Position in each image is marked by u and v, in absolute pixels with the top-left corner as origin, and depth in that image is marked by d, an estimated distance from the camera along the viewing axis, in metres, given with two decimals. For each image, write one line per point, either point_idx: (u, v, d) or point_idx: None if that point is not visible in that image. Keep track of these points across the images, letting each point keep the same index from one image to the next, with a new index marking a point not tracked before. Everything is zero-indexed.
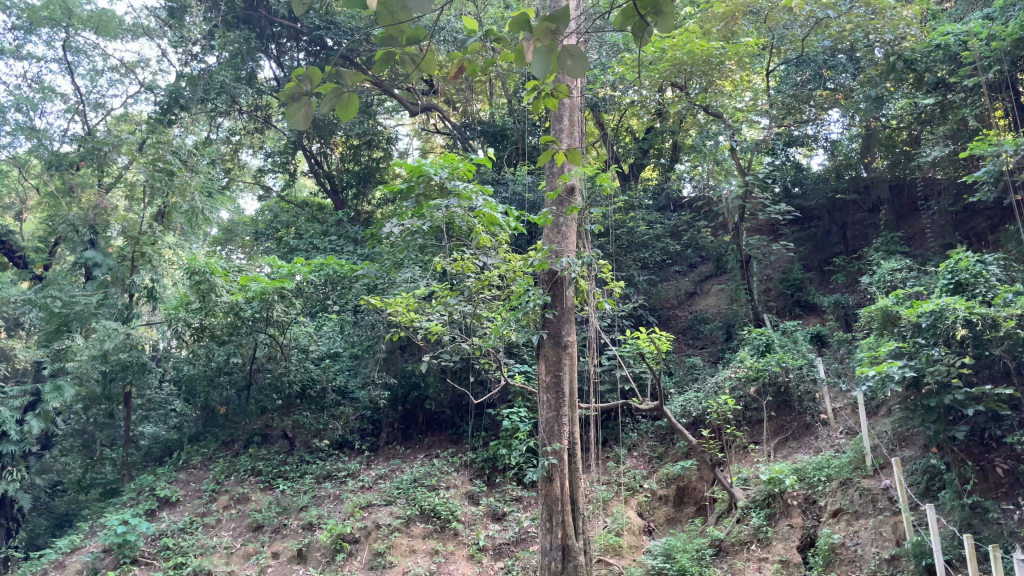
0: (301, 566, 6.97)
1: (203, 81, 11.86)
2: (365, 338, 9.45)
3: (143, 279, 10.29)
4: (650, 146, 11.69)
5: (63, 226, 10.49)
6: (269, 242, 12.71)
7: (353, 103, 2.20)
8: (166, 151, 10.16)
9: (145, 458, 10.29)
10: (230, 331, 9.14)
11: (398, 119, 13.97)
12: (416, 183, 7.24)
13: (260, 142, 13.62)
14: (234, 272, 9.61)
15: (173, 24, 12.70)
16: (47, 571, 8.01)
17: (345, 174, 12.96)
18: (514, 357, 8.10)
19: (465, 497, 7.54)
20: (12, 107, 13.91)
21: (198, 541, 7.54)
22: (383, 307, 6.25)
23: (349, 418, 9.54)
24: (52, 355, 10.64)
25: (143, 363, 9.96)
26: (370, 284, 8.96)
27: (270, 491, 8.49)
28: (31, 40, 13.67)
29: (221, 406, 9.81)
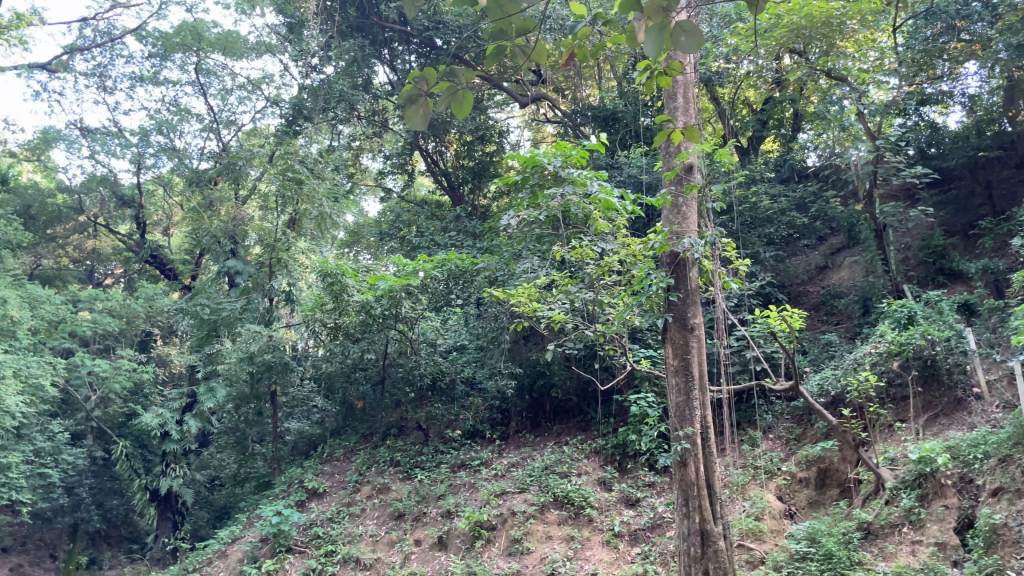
0: (442, 552, 7.20)
1: (323, 91, 12.44)
2: (489, 330, 9.60)
3: (281, 284, 10.73)
4: (770, 117, 11.25)
5: (207, 239, 11.27)
6: (393, 241, 13.13)
7: (467, 99, 2.25)
8: (294, 162, 10.68)
9: (293, 452, 10.99)
10: (363, 329, 9.52)
11: (508, 112, 14.09)
12: (530, 174, 7.43)
13: (378, 146, 14.06)
14: (363, 272, 10.00)
15: (293, 40, 13.28)
16: (212, 560, 8.68)
17: (460, 170, 13.18)
18: (638, 342, 8.09)
19: (597, 484, 7.50)
20: (154, 131, 15.02)
21: (345, 529, 7.96)
22: (506, 299, 6.40)
23: (479, 409, 9.63)
24: (205, 358, 11.45)
25: (286, 363, 10.57)
26: (491, 277, 9.01)
27: (408, 481, 8.78)
28: (166, 66, 14.72)
29: (357, 401, 10.40)
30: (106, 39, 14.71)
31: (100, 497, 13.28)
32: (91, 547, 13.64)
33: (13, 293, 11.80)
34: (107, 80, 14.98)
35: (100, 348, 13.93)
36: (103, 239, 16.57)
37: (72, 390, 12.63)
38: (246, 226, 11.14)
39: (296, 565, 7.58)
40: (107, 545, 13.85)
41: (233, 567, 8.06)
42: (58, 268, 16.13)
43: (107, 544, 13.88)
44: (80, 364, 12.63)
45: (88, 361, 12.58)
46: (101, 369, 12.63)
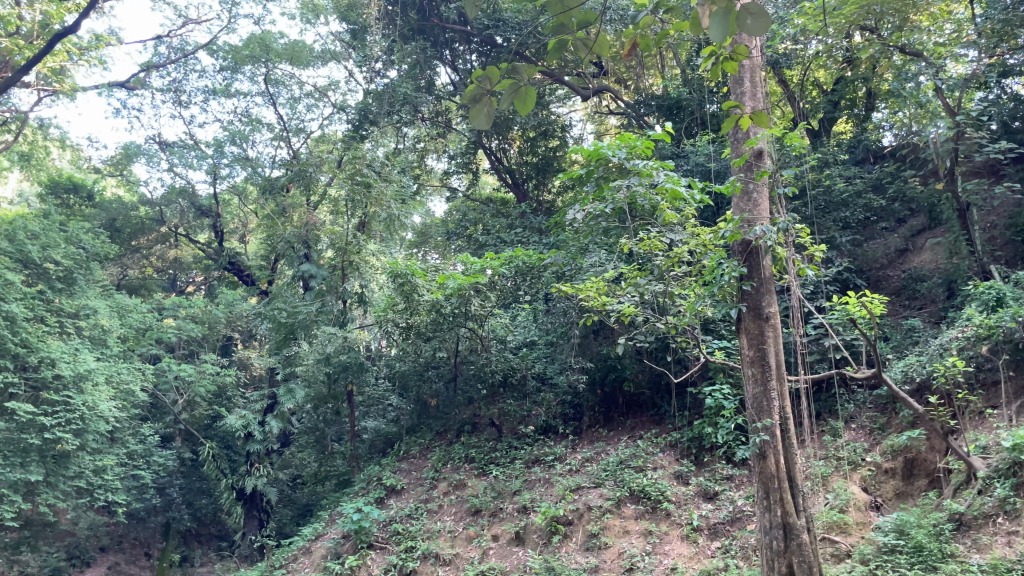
0: (520, 547, 7.23)
1: (388, 95, 12.70)
2: (558, 325, 9.52)
3: (353, 287, 11.01)
4: (841, 98, 10.92)
5: (281, 244, 11.60)
6: (460, 240, 13.26)
7: (531, 95, 2.25)
8: (362, 166, 10.93)
9: (370, 450, 11.22)
10: (433, 328, 9.71)
11: (570, 106, 14.04)
12: (595, 166, 7.52)
13: (443, 146, 14.19)
14: (432, 271, 10.14)
15: (356, 46, 13.51)
16: (297, 556, 8.95)
17: (525, 166, 13.15)
18: (711, 334, 7.98)
19: (673, 478, 7.40)
20: (228, 141, 15.52)
21: (424, 525, 8.09)
22: (575, 294, 6.42)
23: (550, 404, 9.61)
24: (283, 360, 11.78)
25: (361, 363, 10.80)
26: (559, 272, 8.87)
27: (483, 477, 8.85)
28: (237, 79, 15.19)
29: (431, 398, 10.57)
30: (180, 55, 15.24)
31: (190, 496, 13.79)
32: (184, 545, 14.21)
33: (103, 303, 12.38)
34: (182, 95, 15.55)
35: (185, 353, 14.49)
36: (184, 248, 17.18)
37: (160, 394, 13.17)
38: (318, 230, 11.42)
39: (377, 561, 7.75)
40: (197, 542, 14.40)
41: (317, 562, 8.30)
42: (143, 277, 16.83)
43: (198, 542, 14.43)
44: (167, 369, 13.14)
45: (175, 367, 13.12)
46: (186, 373, 13.11)
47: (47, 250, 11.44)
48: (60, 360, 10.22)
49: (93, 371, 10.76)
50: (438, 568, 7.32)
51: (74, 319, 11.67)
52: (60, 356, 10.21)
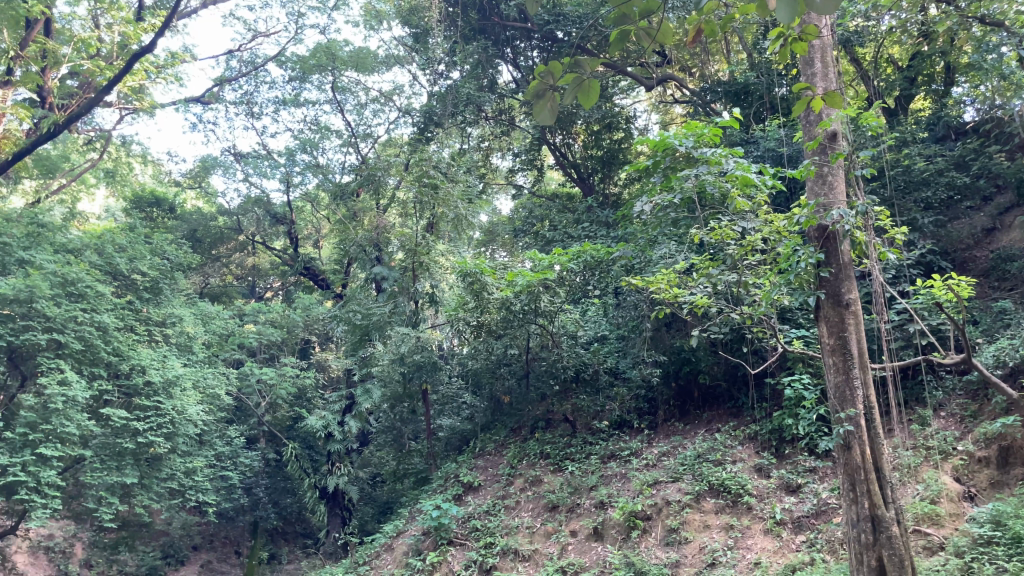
0: (598, 543, 7.20)
1: (452, 96, 12.85)
2: (629, 319, 9.40)
3: (424, 287, 11.23)
4: (918, 74, 10.50)
5: (354, 249, 11.86)
6: (528, 237, 13.32)
7: (594, 88, 2.25)
8: (429, 167, 11.06)
9: (446, 447, 11.37)
10: (504, 326, 9.81)
11: (634, 97, 13.89)
12: (661, 157, 7.49)
13: (507, 145, 14.25)
14: (501, 269, 10.23)
15: (419, 49, 13.71)
16: (380, 553, 9.15)
17: (589, 161, 13.06)
18: (788, 322, 7.83)
19: (753, 471, 7.25)
20: (300, 150, 15.98)
21: (502, 522, 8.16)
22: (646, 286, 6.37)
23: (625, 398, 9.51)
24: (359, 361, 12.03)
25: (434, 362, 10.94)
26: (628, 265, 8.84)
27: (559, 472, 8.86)
28: (306, 88, 15.56)
29: (504, 395, 10.62)
30: (251, 68, 15.75)
31: (275, 496, 14.26)
32: (272, 543, 14.71)
33: (187, 310, 12.88)
34: (254, 106, 16.02)
35: (266, 356, 14.95)
36: (261, 255, 17.72)
37: (244, 398, 13.59)
38: (388, 233, 11.62)
39: (457, 557, 7.85)
40: (284, 540, 14.90)
41: (399, 559, 8.47)
42: (224, 285, 17.46)
43: (284, 539, 14.95)
44: (250, 373, 13.58)
45: (257, 371, 13.55)
46: (268, 376, 13.52)
47: (134, 262, 11.97)
48: (150, 367, 10.68)
49: (180, 377, 11.21)
50: (517, 564, 7.35)
51: (162, 327, 12.17)
52: (149, 363, 10.68)
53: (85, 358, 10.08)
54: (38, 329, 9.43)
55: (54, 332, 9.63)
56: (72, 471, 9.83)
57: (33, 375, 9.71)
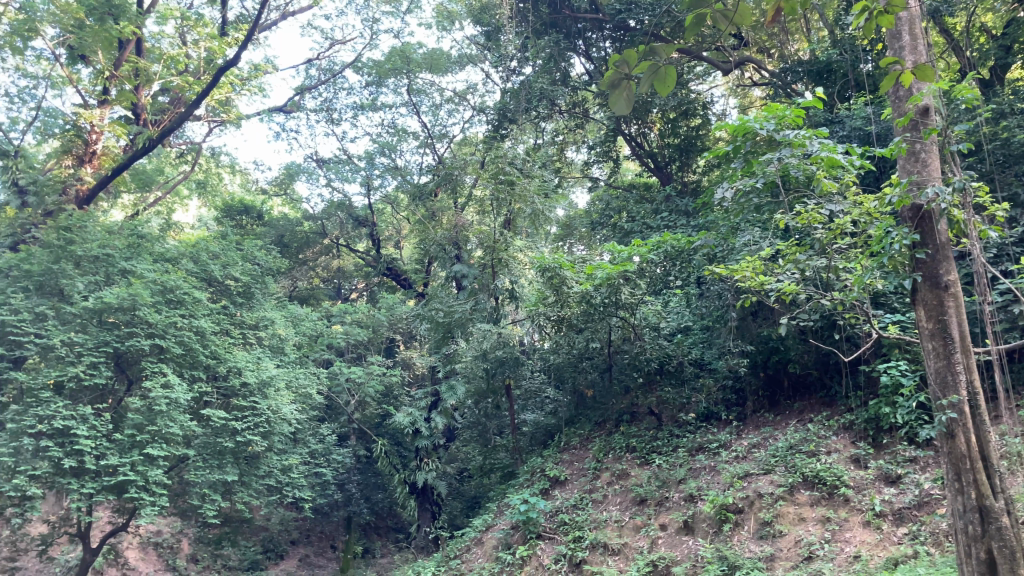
0: (689, 536, 7.10)
1: (525, 91, 12.89)
2: (714, 309, 9.19)
3: (503, 283, 11.31)
4: (1016, 40, 9.90)
5: (433, 247, 12.04)
6: (606, 229, 13.26)
7: (670, 75, 2.22)
8: (505, 164, 11.14)
9: (532, 442, 11.44)
10: (585, 319, 9.78)
11: (710, 83, 13.59)
12: (742, 142, 7.36)
13: (582, 137, 14.21)
14: (580, 263, 10.23)
15: (491, 46, 13.82)
16: (471, 547, 9.28)
17: (667, 149, 12.84)
18: (882, 308, 7.56)
19: (849, 462, 7.01)
20: (379, 153, 16.32)
21: (590, 516, 8.17)
22: (731, 275, 6.22)
23: (711, 389, 9.34)
24: (443, 358, 12.19)
25: (516, 358, 11.00)
26: (710, 254, 8.67)
27: (647, 466, 8.78)
28: (382, 92, 15.87)
29: (587, 389, 10.59)
30: (329, 75, 16.16)
31: (367, 491, 14.67)
32: (365, 537, 15.12)
33: (278, 313, 13.34)
34: (334, 113, 16.43)
35: (353, 356, 15.31)
36: (346, 258, 18.16)
37: (334, 397, 13.94)
38: (467, 231, 11.76)
39: (547, 551, 7.89)
40: (377, 534, 15.30)
41: (490, 553, 8.59)
42: (312, 287, 17.91)
43: (377, 533, 15.35)
44: (338, 372, 13.91)
45: (345, 370, 13.90)
46: (356, 375, 13.83)
47: (227, 269, 12.45)
48: (245, 368, 11.13)
49: (274, 378, 11.62)
50: (607, 558, 7.33)
51: (255, 330, 12.62)
52: (244, 365, 11.13)
53: (186, 361, 10.56)
54: (141, 335, 9.92)
55: (156, 338, 10.10)
56: (178, 469, 10.29)
57: (138, 379, 10.20)
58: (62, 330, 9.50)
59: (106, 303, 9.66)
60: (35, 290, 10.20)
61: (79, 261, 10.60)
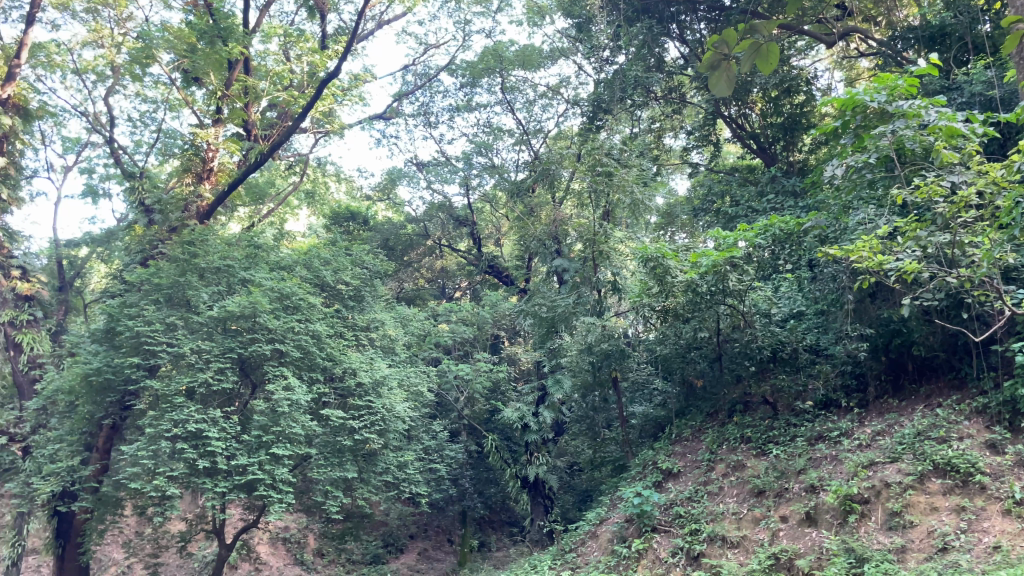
0: (813, 528, 6.85)
1: (619, 80, 12.81)
2: (828, 292, 8.82)
3: (605, 275, 11.21)
4: None
5: (534, 244, 12.19)
6: (709, 215, 13.01)
7: (772, 53, 2.17)
8: (602, 156, 11.10)
9: (641, 434, 11.33)
10: (691, 308, 9.60)
11: (813, 57, 13.07)
12: (851, 116, 7.07)
13: (679, 123, 13.97)
14: (684, 251, 10.05)
15: (583, 37, 13.85)
16: (585, 540, 9.30)
17: (769, 129, 12.44)
18: (1014, 282, 7.05)
19: (984, 447, 6.59)
20: (476, 153, 16.56)
21: (707, 508, 8.04)
22: (846, 256, 5.98)
23: (829, 376, 8.97)
24: (549, 353, 12.22)
25: (622, 349, 10.91)
26: (822, 235, 8.36)
27: (763, 456, 8.53)
28: (477, 92, 16.07)
29: (697, 379, 10.41)
30: (425, 79, 16.49)
31: (480, 486, 14.95)
32: (480, 531, 15.45)
33: (387, 314, 13.75)
34: (431, 116, 16.76)
35: (460, 353, 15.58)
36: (448, 258, 18.32)
37: (444, 394, 14.23)
38: (566, 225, 11.80)
39: (663, 544, 7.80)
40: (492, 528, 15.59)
41: (605, 546, 8.58)
42: (417, 289, 17.88)
43: (492, 527, 15.64)
44: (447, 370, 14.20)
45: (453, 367, 14.18)
46: (464, 371, 14.09)
47: (338, 273, 12.92)
48: (359, 369, 11.50)
49: (386, 377, 11.97)
50: (726, 551, 7.19)
51: (366, 331, 13.04)
52: (358, 365, 11.51)
53: (304, 364, 11.01)
54: (263, 340, 10.40)
55: (276, 342, 10.58)
56: (301, 468, 10.72)
57: (261, 382, 10.71)
58: (191, 339, 10.12)
59: (228, 311, 10.20)
60: (165, 301, 10.90)
61: (203, 273, 11.26)
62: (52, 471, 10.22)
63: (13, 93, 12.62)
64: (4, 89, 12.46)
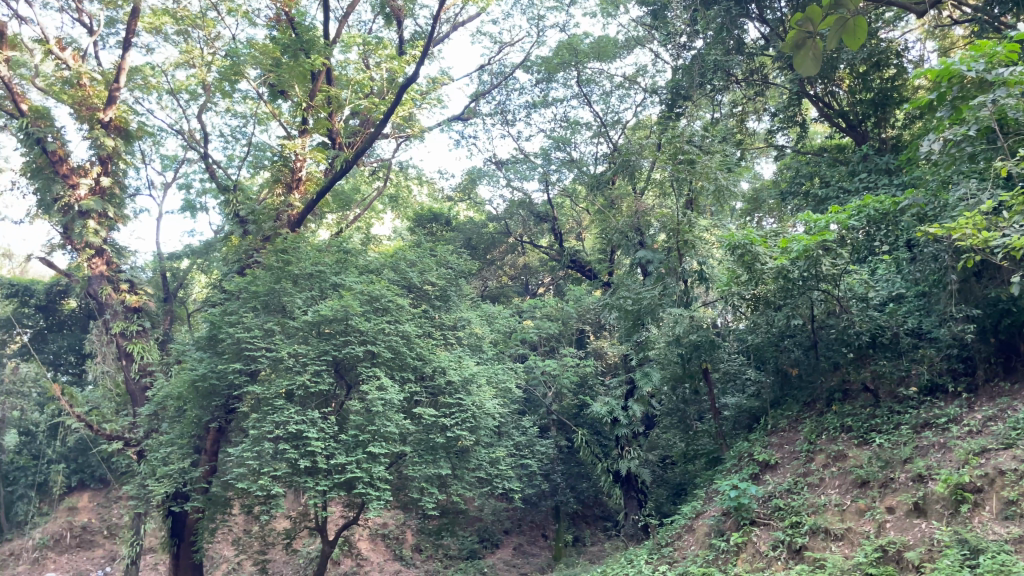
0: (922, 519, 6.55)
1: (698, 66, 12.62)
2: (929, 273, 8.42)
3: (692, 265, 11.01)
4: None
5: (616, 235, 12.15)
6: (797, 198, 12.63)
7: (860, 27, 2.21)
8: (683, 144, 10.95)
9: (736, 426, 11.09)
10: (783, 295, 9.33)
11: (902, 28, 12.50)
12: (946, 88, 6.75)
13: (762, 105, 13.61)
14: (773, 237, 9.81)
15: (658, 25, 13.72)
16: (682, 534, 9.19)
17: (859, 106, 11.93)
18: None
19: None
20: (554, 148, 16.56)
21: (807, 500, 7.83)
22: (947, 235, 5.73)
23: (933, 360, 8.55)
24: (637, 345, 12.12)
25: (712, 340, 10.72)
26: (920, 213, 8.00)
27: (866, 446, 8.22)
28: (553, 87, 16.07)
29: (791, 368, 10.12)
30: (501, 78, 16.59)
31: (572, 481, 14.96)
32: (574, 526, 15.49)
33: (473, 313, 13.90)
34: (508, 114, 16.85)
35: (547, 349, 15.62)
36: (530, 254, 18.45)
37: (532, 389, 14.30)
38: (649, 216, 11.70)
39: (763, 537, 7.63)
40: (586, 522, 15.60)
41: (703, 540, 8.46)
42: (501, 286, 18.20)
43: (586, 522, 15.65)
44: (535, 366, 14.22)
45: (540, 363, 14.21)
46: (552, 367, 14.11)
47: (425, 274, 13.16)
48: (449, 368, 11.65)
49: (475, 375, 12.11)
50: (830, 544, 6.97)
51: (454, 330, 13.22)
52: (448, 364, 11.67)
53: (396, 364, 11.24)
54: (355, 342, 10.66)
55: (368, 344, 10.83)
56: (396, 466, 10.94)
57: (355, 382, 11.00)
58: (289, 343, 10.50)
59: (322, 316, 10.52)
60: (263, 308, 11.36)
61: (297, 279, 11.65)
62: (166, 473, 10.78)
63: (115, 116, 13.39)
64: (106, 112, 13.20)
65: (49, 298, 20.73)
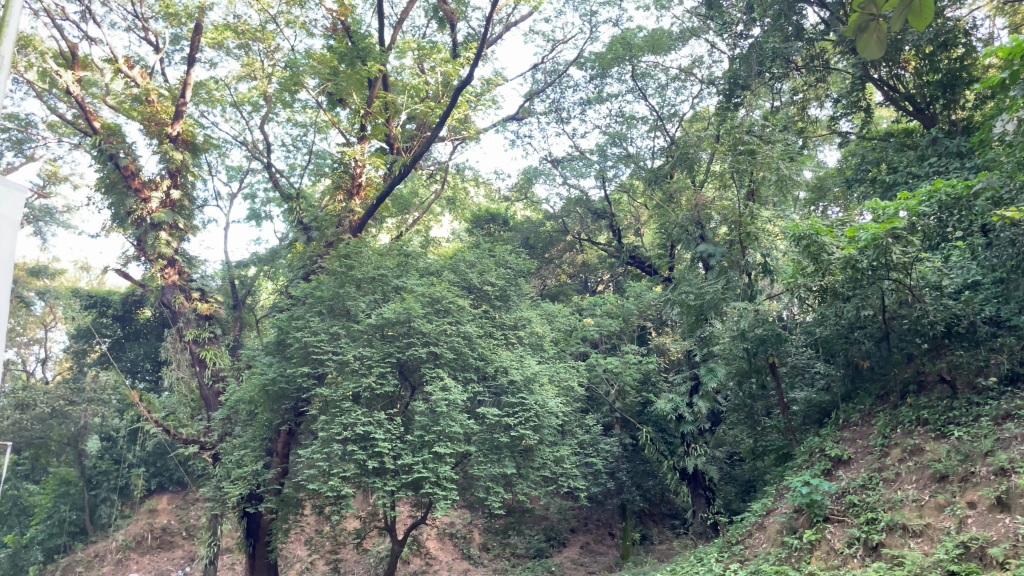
0: (1006, 514, 6.29)
1: (756, 55, 12.41)
2: (1006, 258, 8.09)
3: (755, 258, 10.79)
4: None
5: (677, 230, 12.01)
6: (863, 185, 12.26)
7: (925, 7, 2.15)
8: (743, 134, 10.76)
9: (806, 420, 10.76)
10: (852, 285, 9.06)
11: (969, 5, 12.01)
12: (1021, 64, 6.45)
13: (824, 92, 13.26)
14: (839, 227, 9.54)
15: (714, 15, 13.56)
16: (753, 532, 9.03)
17: (926, 88, 11.53)
18: None
19: None
20: (610, 144, 16.47)
21: (883, 496, 7.61)
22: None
23: (1014, 349, 8.22)
24: (700, 341, 11.94)
25: (779, 334, 10.54)
26: (995, 197, 7.69)
27: (944, 439, 7.92)
28: (607, 83, 15.98)
29: (863, 360, 9.84)
30: (555, 76, 16.56)
31: (638, 479, 14.83)
32: (641, 524, 15.35)
33: (534, 311, 13.92)
34: (563, 112, 16.81)
35: (608, 346, 15.53)
36: (589, 252, 18.38)
37: (595, 387, 14.23)
38: (710, 209, 11.55)
39: (838, 535, 7.46)
40: (653, 520, 15.43)
41: (775, 538, 8.29)
42: (561, 284, 18.16)
43: (653, 520, 15.49)
44: (597, 363, 14.14)
45: (601, 360, 14.06)
46: (614, 365, 13.99)
47: (484, 275, 13.25)
48: (511, 367, 11.68)
49: (537, 374, 12.13)
50: (908, 540, 6.75)
51: (515, 330, 13.23)
52: (510, 364, 11.70)
53: (458, 364, 11.32)
54: (418, 344, 10.80)
55: (431, 345, 10.93)
56: (464, 465, 11.08)
57: (420, 383, 11.13)
58: (354, 346, 10.68)
59: (385, 318, 10.69)
60: (328, 312, 11.60)
61: (360, 283, 11.83)
62: (240, 475, 11.09)
63: (182, 129, 13.83)
64: (174, 127, 13.66)
65: (125, 308, 21.51)
